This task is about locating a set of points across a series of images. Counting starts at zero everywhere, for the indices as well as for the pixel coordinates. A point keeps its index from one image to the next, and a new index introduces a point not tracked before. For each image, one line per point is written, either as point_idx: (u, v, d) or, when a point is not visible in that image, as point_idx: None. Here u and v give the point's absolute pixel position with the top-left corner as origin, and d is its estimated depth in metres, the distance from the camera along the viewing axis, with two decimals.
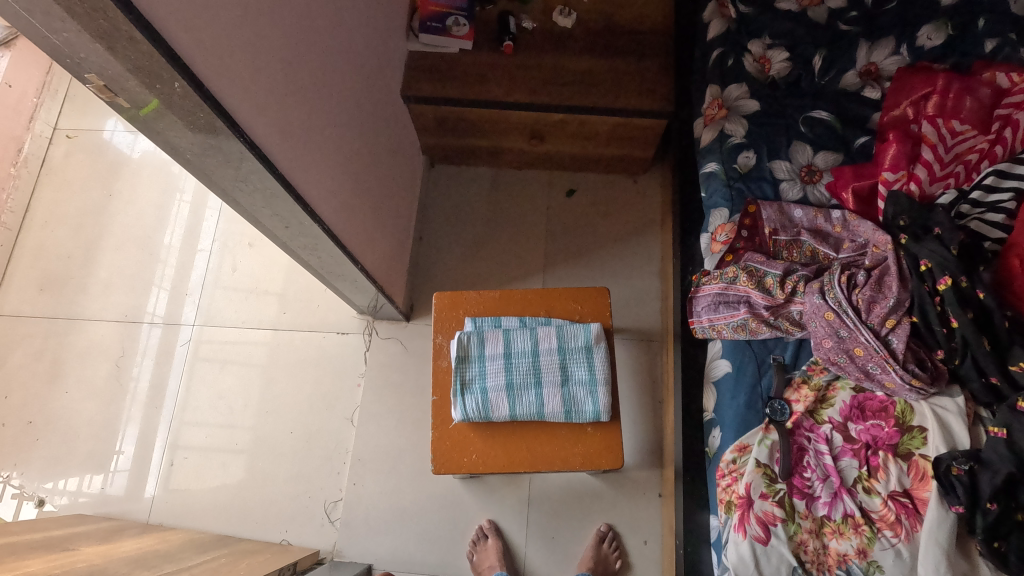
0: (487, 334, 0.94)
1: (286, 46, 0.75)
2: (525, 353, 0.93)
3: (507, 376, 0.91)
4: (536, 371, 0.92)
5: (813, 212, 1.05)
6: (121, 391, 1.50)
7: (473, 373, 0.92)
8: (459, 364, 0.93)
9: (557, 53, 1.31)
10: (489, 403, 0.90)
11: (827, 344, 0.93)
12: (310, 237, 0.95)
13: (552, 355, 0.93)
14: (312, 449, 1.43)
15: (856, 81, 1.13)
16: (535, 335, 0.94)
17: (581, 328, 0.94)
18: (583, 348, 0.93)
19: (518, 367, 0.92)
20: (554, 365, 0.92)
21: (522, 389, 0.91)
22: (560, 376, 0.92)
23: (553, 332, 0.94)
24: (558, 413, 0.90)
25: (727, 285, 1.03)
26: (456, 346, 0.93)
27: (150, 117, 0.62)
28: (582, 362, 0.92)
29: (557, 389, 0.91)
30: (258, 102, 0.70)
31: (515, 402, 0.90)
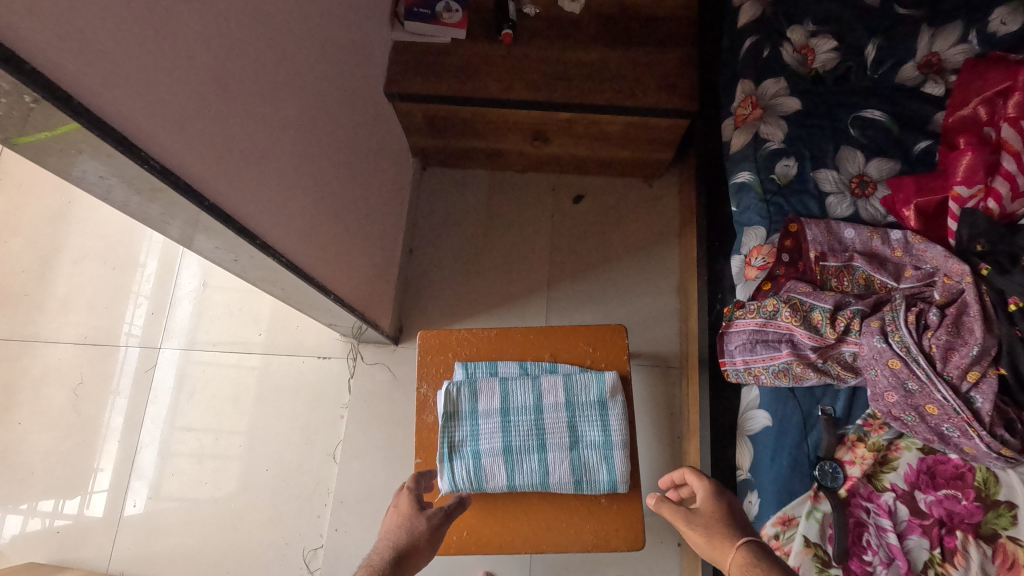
0: (479, 386, 0.79)
1: (219, 40, 0.58)
2: (526, 409, 0.78)
3: (504, 439, 0.76)
4: (539, 432, 0.76)
5: (867, 231, 0.88)
6: (79, 422, 1.34)
7: (463, 435, 0.76)
8: (447, 423, 0.77)
9: (563, 42, 1.14)
10: (482, 473, 0.75)
11: (891, 399, 0.77)
12: (267, 269, 0.79)
13: (558, 412, 0.77)
14: (289, 489, 1.28)
15: (914, 74, 0.96)
16: (537, 388, 0.79)
17: (593, 378, 0.78)
18: (596, 403, 0.77)
19: (517, 427, 0.76)
20: (561, 425, 0.77)
21: (521, 456, 0.75)
22: (569, 438, 0.76)
23: (559, 383, 0.78)
24: (566, 484, 0.75)
25: (767, 320, 0.86)
26: (444, 401, 0.78)
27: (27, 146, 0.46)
28: (594, 421, 0.77)
29: (564, 454, 0.75)
30: (180, 117, 0.54)
31: (513, 471, 0.75)
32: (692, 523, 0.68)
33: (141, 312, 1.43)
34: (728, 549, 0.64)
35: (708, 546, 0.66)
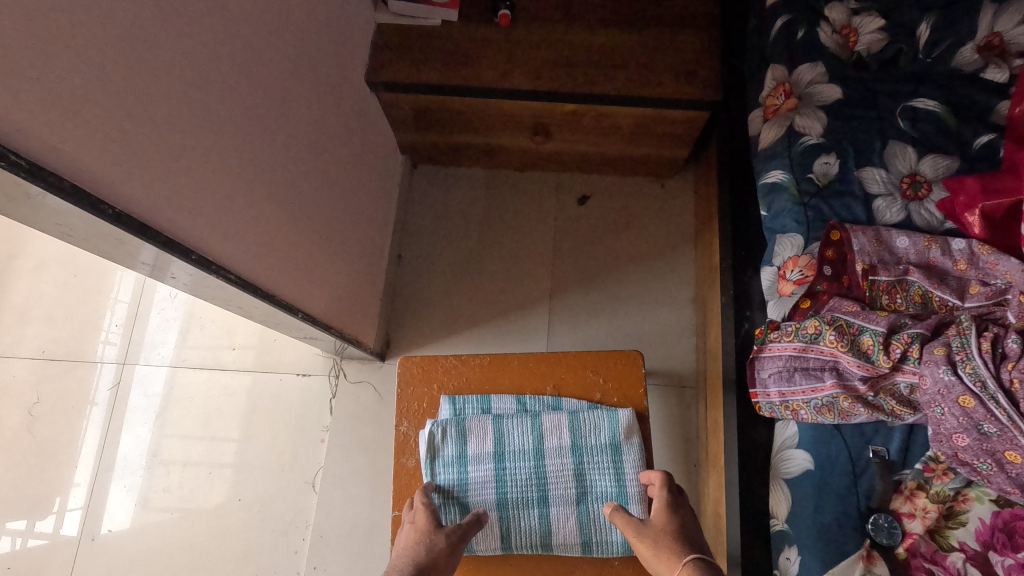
0: (470, 424, 0.72)
1: (134, 0, 0.45)
2: (525, 455, 0.71)
3: (499, 489, 0.70)
4: (540, 481, 0.70)
5: (924, 240, 0.75)
6: (35, 446, 1.22)
7: (455, 483, 0.70)
8: (436, 469, 0.71)
9: (568, 24, 1.01)
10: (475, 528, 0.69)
11: (961, 443, 0.64)
12: (216, 288, 0.66)
13: (562, 457, 0.71)
14: (264, 522, 1.16)
15: (973, 58, 0.82)
16: (538, 429, 0.72)
17: (603, 419, 0.72)
18: (607, 447, 0.71)
19: (515, 475, 0.70)
20: (566, 473, 0.70)
21: (519, 508, 0.69)
22: (574, 489, 0.70)
23: (564, 424, 0.72)
24: (569, 541, 0.69)
25: (807, 345, 0.73)
26: (429, 443, 0.71)
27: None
28: (604, 468, 0.70)
29: (567, 507, 0.69)
30: (67, 99, 0.41)
31: (510, 526, 0.69)
32: (642, 535, 0.62)
33: (115, 319, 1.31)
34: (673, 567, 0.58)
35: (654, 563, 0.60)
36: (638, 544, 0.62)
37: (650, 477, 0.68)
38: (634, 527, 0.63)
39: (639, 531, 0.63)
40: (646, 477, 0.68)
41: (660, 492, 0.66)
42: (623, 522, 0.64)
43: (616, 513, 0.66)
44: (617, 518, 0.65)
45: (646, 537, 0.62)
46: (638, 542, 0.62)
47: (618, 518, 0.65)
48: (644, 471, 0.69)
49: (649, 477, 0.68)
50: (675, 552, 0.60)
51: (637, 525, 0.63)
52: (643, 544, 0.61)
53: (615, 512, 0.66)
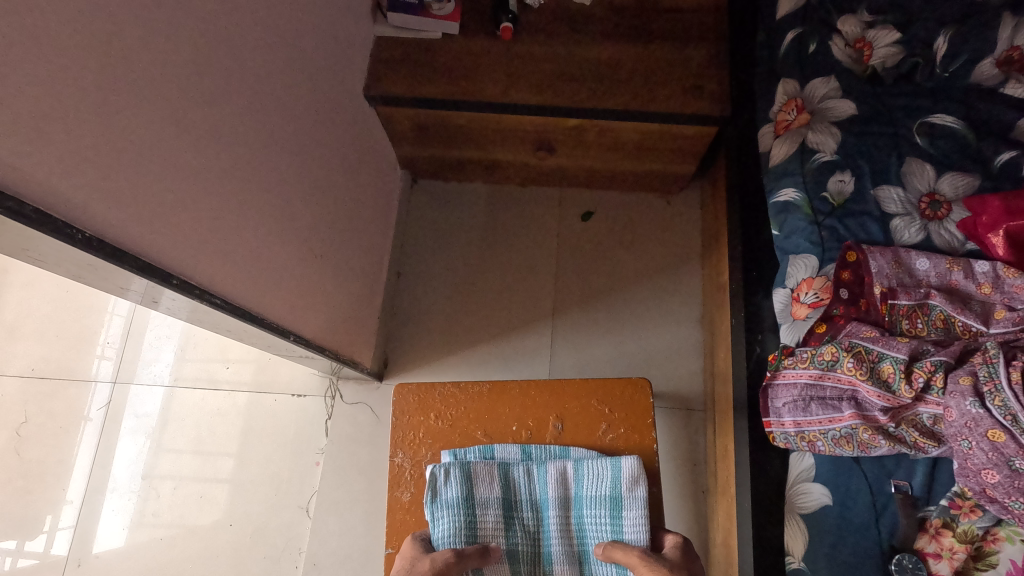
0: (475, 467, 0.68)
1: (108, 12, 0.42)
2: (528, 505, 0.68)
3: (502, 540, 0.66)
4: (544, 534, 0.67)
5: (945, 262, 0.72)
6: (22, 467, 1.18)
7: (455, 526, 0.65)
8: (437, 506, 0.66)
9: (572, 37, 0.99)
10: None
11: (990, 479, 0.60)
12: (202, 312, 0.63)
13: (566, 510, 0.68)
14: (255, 549, 1.12)
15: (993, 72, 0.80)
16: (544, 478, 0.69)
17: (608, 468, 0.68)
18: (606, 500, 0.67)
19: (520, 526, 0.67)
20: (568, 528, 0.68)
21: (521, 565, 0.66)
22: (577, 546, 0.67)
23: (570, 473, 0.69)
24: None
25: (823, 373, 0.70)
26: (431, 482, 0.67)
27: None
28: (603, 522, 0.67)
29: (572, 567, 0.66)
30: (27, 115, 0.38)
31: None
32: (656, 565, 0.60)
33: (107, 336, 1.27)
34: None
35: None
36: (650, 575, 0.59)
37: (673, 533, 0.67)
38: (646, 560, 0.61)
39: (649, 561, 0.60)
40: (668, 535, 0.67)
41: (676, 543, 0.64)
42: (625, 557, 0.62)
43: (614, 551, 0.63)
44: (617, 551, 0.63)
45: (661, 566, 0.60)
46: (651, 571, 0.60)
47: (618, 552, 0.62)
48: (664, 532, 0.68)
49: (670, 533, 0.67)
50: None
51: (644, 557, 0.61)
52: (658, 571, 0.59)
53: (611, 549, 0.63)
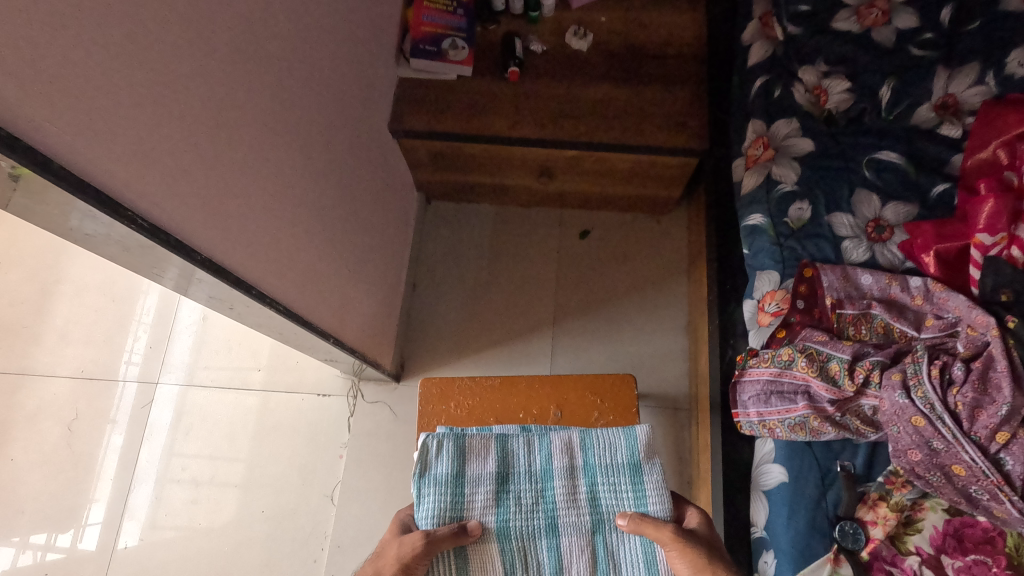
0: (469, 441, 0.69)
1: (219, 90, 0.57)
2: (529, 477, 0.68)
3: (500, 515, 0.65)
4: (548, 505, 0.66)
5: (885, 278, 0.85)
6: (73, 460, 1.31)
7: (446, 501, 0.65)
8: (423, 480, 0.67)
9: (571, 79, 1.13)
10: (465, 563, 0.64)
11: (915, 457, 0.73)
12: (264, 316, 0.76)
13: (574, 479, 0.68)
14: (285, 533, 1.24)
15: (930, 115, 0.94)
16: (547, 448, 0.70)
17: (620, 436, 0.70)
18: (626, 466, 0.69)
19: (518, 501, 0.66)
20: (577, 498, 0.67)
21: (526, 541, 0.65)
22: (587, 515, 0.66)
23: (575, 443, 0.70)
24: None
25: (781, 370, 0.83)
26: (419, 455, 0.68)
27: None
28: (625, 490, 0.67)
29: (580, 539, 0.65)
30: (171, 168, 0.52)
31: (514, 558, 0.64)
32: (689, 546, 0.63)
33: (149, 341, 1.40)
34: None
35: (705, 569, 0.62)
36: (685, 557, 0.62)
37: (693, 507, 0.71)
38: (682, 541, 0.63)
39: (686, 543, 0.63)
40: (686, 509, 0.71)
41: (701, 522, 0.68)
42: (654, 531, 0.64)
43: (641, 524, 0.64)
44: (645, 524, 0.64)
45: (695, 549, 0.63)
46: (687, 555, 0.62)
47: (648, 525, 0.64)
48: (681, 505, 0.72)
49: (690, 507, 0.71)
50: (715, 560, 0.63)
51: (678, 536, 0.63)
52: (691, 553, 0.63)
53: (638, 522, 0.64)
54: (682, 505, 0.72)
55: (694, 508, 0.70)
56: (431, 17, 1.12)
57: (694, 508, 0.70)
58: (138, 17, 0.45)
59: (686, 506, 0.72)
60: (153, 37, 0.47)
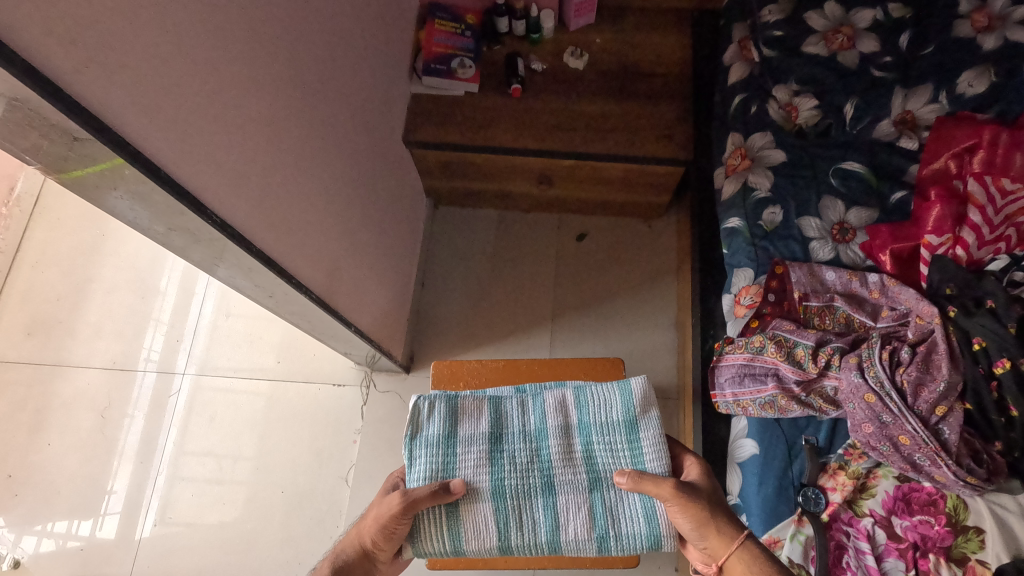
0: (461, 401, 0.67)
1: (269, 108, 0.68)
2: (522, 437, 0.65)
3: (493, 472, 0.63)
4: (544, 464, 0.64)
5: (847, 274, 0.95)
6: (107, 445, 1.41)
7: (436, 463, 0.64)
8: (414, 442, 0.65)
9: (568, 94, 1.24)
10: (456, 520, 0.62)
11: (868, 430, 0.84)
12: (298, 304, 0.87)
13: (570, 439, 0.66)
14: (303, 511, 1.34)
15: (890, 130, 1.04)
16: (541, 407, 0.67)
17: (615, 393, 0.67)
18: (620, 424, 0.66)
19: (511, 459, 0.64)
20: (574, 457, 0.64)
21: (521, 498, 0.62)
22: (585, 473, 0.63)
23: (570, 401, 0.68)
24: (579, 537, 0.61)
25: (753, 355, 0.93)
26: (408, 416, 0.66)
27: (81, 187, 0.51)
28: (621, 448, 0.65)
29: (576, 496, 0.62)
30: (233, 174, 0.62)
31: (509, 519, 0.61)
32: (691, 502, 0.60)
33: (177, 336, 1.51)
34: (733, 542, 0.63)
35: (709, 522, 0.62)
36: (686, 512, 0.61)
37: (691, 456, 0.68)
38: (682, 496, 0.60)
39: (686, 499, 0.60)
40: (686, 459, 0.68)
41: (700, 472, 0.66)
42: (653, 488, 0.61)
43: (639, 480, 0.61)
44: (644, 481, 0.61)
45: (697, 504, 0.61)
46: (688, 511, 0.60)
47: (646, 482, 0.61)
48: (682, 455, 0.70)
49: (688, 456, 0.69)
50: (718, 514, 0.62)
51: (678, 491, 0.61)
52: (692, 509, 0.61)
53: (636, 479, 0.61)
54: (682, 454, 0.70)
55: (693, 457, 0.68)
56: (441, 39, 1.24)
57: (692, 458, 0.68)
58: (216, 51, 0.56)
59: (685, 455, 0.69)
60: (225, 66, 0.58)
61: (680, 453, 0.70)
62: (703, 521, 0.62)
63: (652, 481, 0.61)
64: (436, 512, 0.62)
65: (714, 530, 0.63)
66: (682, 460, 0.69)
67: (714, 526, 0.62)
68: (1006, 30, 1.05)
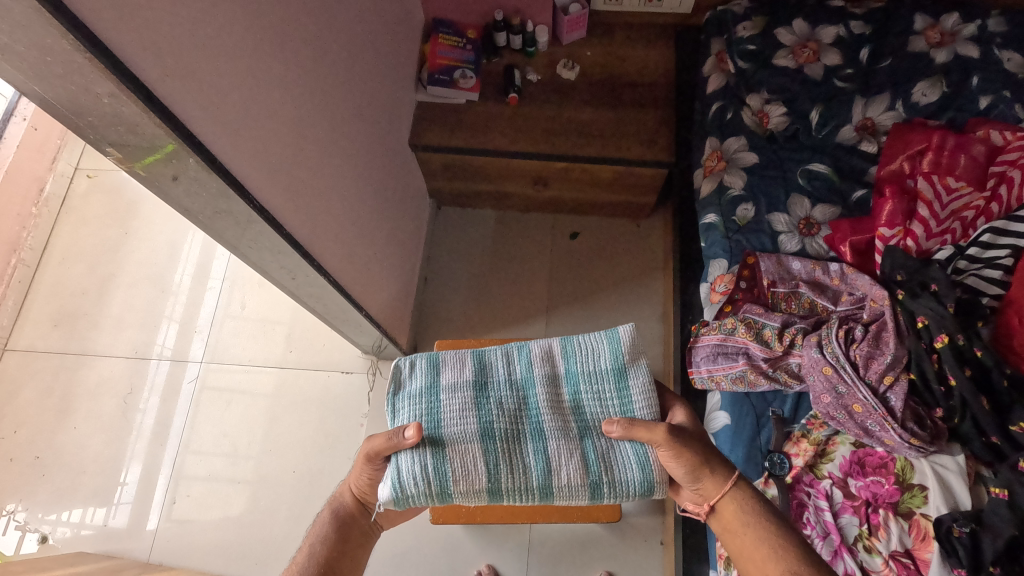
0: (446, 358, 0.75)
1: (295, 109, 0.78)
2: (510, 387, 0.72)
3: (485, 417, 0.70)
4: (533, 411, 0.71)
5: (811, 264, 1.05)
6: (129, 428, 1.50)
7: (427, 410, 0.70)
8: (400, 399, 0.73)
9: (561, 103, 1.35)
10: (449, 462, 0.67)
11: (825, 400, 0.94)
12: (317, 287, 0.97)
13: (557, 389, 0.73)
14: (313, 489, 1.43)
15: (852, 135, 1.15)
16: (528, 358, 0.75)
17: (602, 341, 0.74)
18: (609, 371, 0.73)
19: (502, 405, 0.71)
20: (562, 407, 0.72)
21: (514, 442, 0.69)
22: (573, 422, 0.71)
23: (557, 352, 0.76)
24: (572, 481, 0.67)
25: (726, 336, 1.04)
26: (391, 375, 0.75)
27: (148, 173, 0.62)
28: (611, 393, 0.72)
29: (565, 440, 0.69)
30: (266, 164, 0.73)
31: (501, 462, 0.67)
32: (678, 444, 0.67)
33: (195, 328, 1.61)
34: (726, 483, 0.69)
35: (699, 463, 0.68)
36: (674, 454, 0.67)
37: (679, 403, 0.75)
38: (671, 439, 0.67)
39: (675, 442, 0.67)
40: (675, 405, 0.75)
41: (687, 416, 0.73)
42: (642, 433, 0.68)
43: (630, 427, 0.68)
44: (634, 427, 0.68)
45: (683, 446, 0.67)
46: (677, 452, 0.67)
47: (636, 428, 0.68)
48: (670, 401, 0.76)
49: (676, 403, 0.75)
50: (709, 456, 0.69)
51: (666, 435, 0.67)
52: (680, 450, 0.67)
53: (627, 426, 0.68)
54: (671, 400, 0.76)
55: (680, 404, 0.75)
56: (444, 52, 1.35)
57: (680, 405, 0.75)
58: (255, 60, 0.67)
59: (674, 402, 0.76)
60: (261, 72, 0.69)
61: (669, 400, 0.77)
62: (693, 462, 0.68)
63: (642, 427, 0.68)
64: (418, 449, 0.67)
65: (706, 471, 0.69)
66: (672, 405, 0.76)
67: (706, 467, 0.69)
68: (957, 47, 1.19)
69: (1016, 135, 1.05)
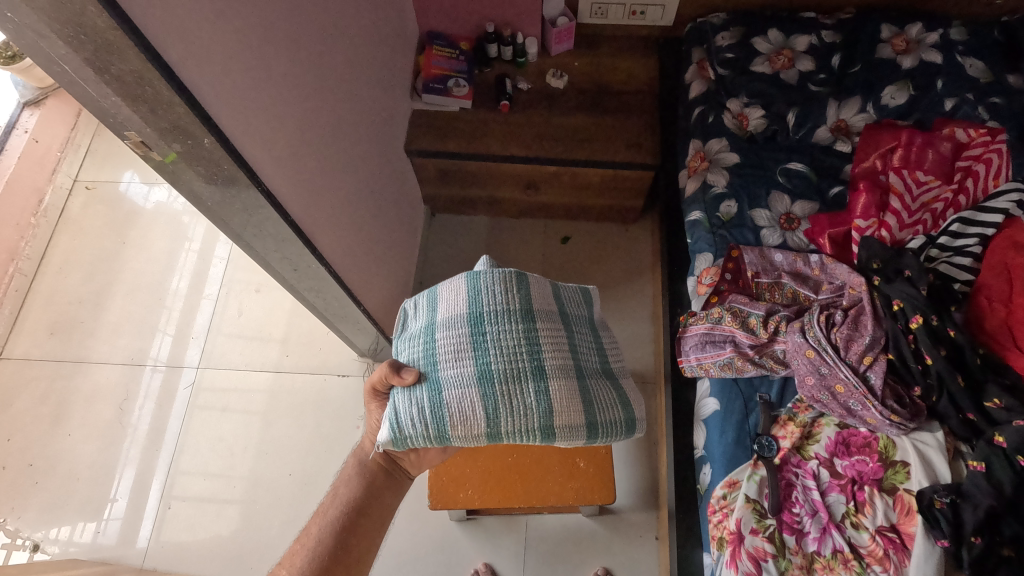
0: (443, 300, 0.83)
1: (301, 104, 0.83)
2: (509, 321, 0.78)
3: (482, 357, 0.76)
4: (533, 348, 0.77)
5: (793, 256, 1.10)
6: (124, 435, 1.50)
7: (426, 351, 0.78)
8: (405, 340, 0.84)
9: (551, 110, 1.41)
10: (447, 406, 0.73)
11: (810, 381, 0.98)
12: (317, 280, 0.99)
13: (554, 326, 0.81)
14: (309, 493, 1.43)
15: (827, 136, 1.22)
16: (527, 294, 0.81)
17: (581, 298, 0.91)
18: (588, 322, 0.89)
19: (497, 345, 0.76)
20: (560, 346, 0.80)
21: (512, 382, 0.75)
22: (570, 362, 0.79)
23: (553, 296, 0.85)
24: (570, 421, 0.76)
25: (713, 324, 1.08)
26: (399, 318, 0.90)
27: (163, 158, 0.66)
28: (591, 340, 0.87)
29: (561, 381, 0.77)
30: (274, 152, 0.77)
31: (500, 403, 0.74)
32: None
33: (190, 336, 1.62)
34: None
35: None
36: None
37: None
38: None
39: None
40: None
41: None
42: None
43: None
44: None
45: None
46: None
47: None
48: None
49: None
50: None
51: None
52: None
53: None
54: None
55: None
56: (440, 62, 1.42)
57: None
58: (265, 53, 0.72)
59: None
60: (270, 62, 0.73)
61: None
62: None
63: None
64: (414, 392, 0.75)
65: None
66: None
67: None
68: (921, 54, 1.26)
69: (978, 132, 1.13)
